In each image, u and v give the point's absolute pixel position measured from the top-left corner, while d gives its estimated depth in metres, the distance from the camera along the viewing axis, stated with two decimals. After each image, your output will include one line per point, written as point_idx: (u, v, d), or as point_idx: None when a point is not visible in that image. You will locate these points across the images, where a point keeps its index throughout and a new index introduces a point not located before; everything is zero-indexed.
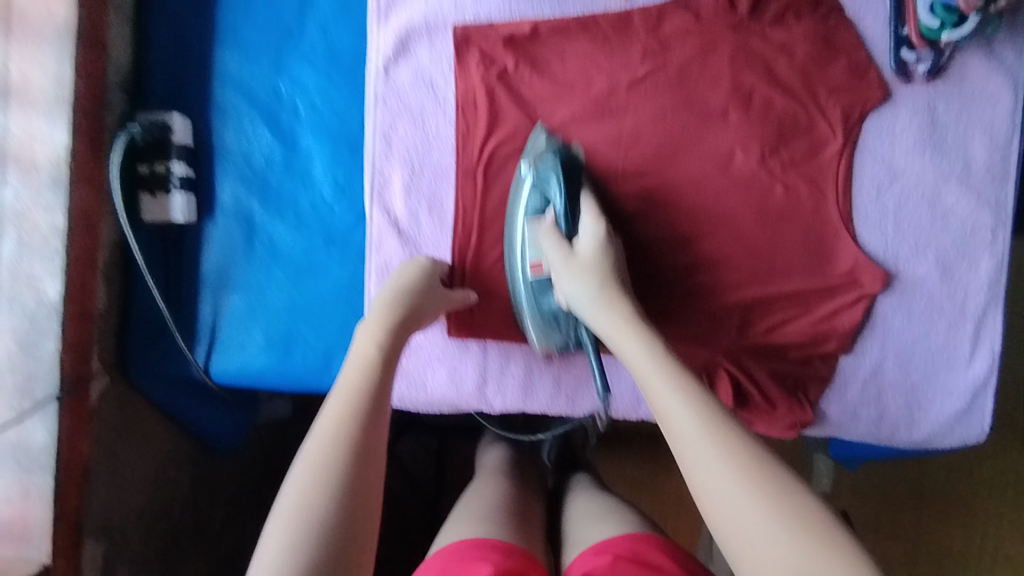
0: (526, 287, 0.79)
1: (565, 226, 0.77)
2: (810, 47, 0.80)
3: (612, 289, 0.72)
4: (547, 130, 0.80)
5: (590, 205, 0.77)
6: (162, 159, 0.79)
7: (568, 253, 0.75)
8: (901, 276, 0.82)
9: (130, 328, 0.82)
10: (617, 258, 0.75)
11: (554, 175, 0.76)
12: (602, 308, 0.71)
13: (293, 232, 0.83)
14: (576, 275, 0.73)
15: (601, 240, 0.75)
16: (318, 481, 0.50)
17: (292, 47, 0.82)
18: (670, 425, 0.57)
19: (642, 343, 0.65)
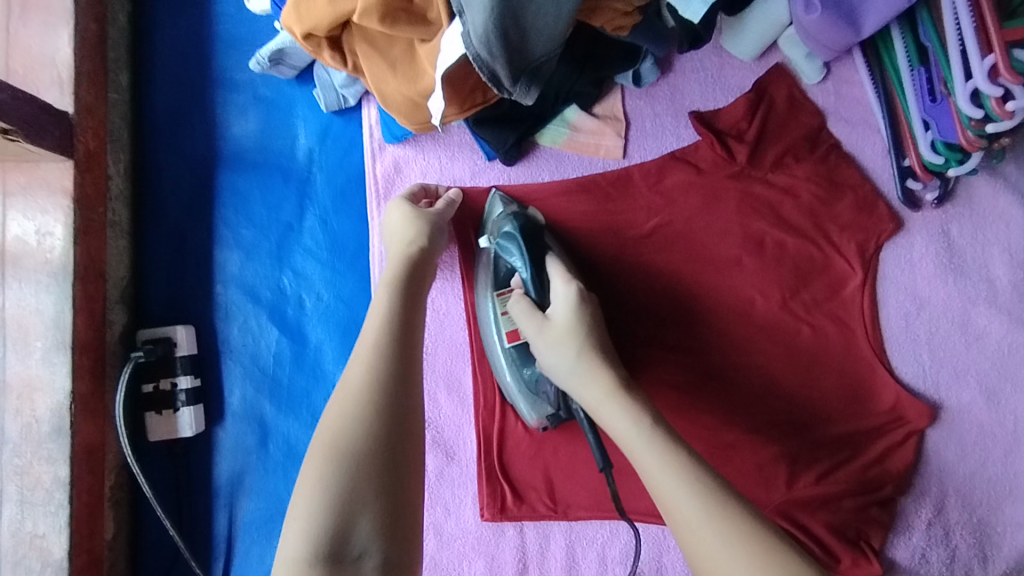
0: (504, 352, 0.75)
1: (534, 294, 0.70)
2: (815, 187, 0.79)
3: (592, 356, 0.64)
4: (504, 197, 0.78)
5: (557, 266, 0.70)
6: (168, 376, 0.76)
7: (541, 320, 0.67)
8: (946, 406, 0.79)
9: (143, 556, 0.76)
10: (597, 321, 0.67)
11: (513, 247, 0.71)
12: (581, 379, 0.64)
13: (308, 430, 0.79)
14: (551, 347, 0.66)
15: (574, 301, 0.67)
16: (309, 522, 0.52)
17: (293, 241, 0.81)
18: (665, 500, 0.56)
19: (630, 414, 0.60)
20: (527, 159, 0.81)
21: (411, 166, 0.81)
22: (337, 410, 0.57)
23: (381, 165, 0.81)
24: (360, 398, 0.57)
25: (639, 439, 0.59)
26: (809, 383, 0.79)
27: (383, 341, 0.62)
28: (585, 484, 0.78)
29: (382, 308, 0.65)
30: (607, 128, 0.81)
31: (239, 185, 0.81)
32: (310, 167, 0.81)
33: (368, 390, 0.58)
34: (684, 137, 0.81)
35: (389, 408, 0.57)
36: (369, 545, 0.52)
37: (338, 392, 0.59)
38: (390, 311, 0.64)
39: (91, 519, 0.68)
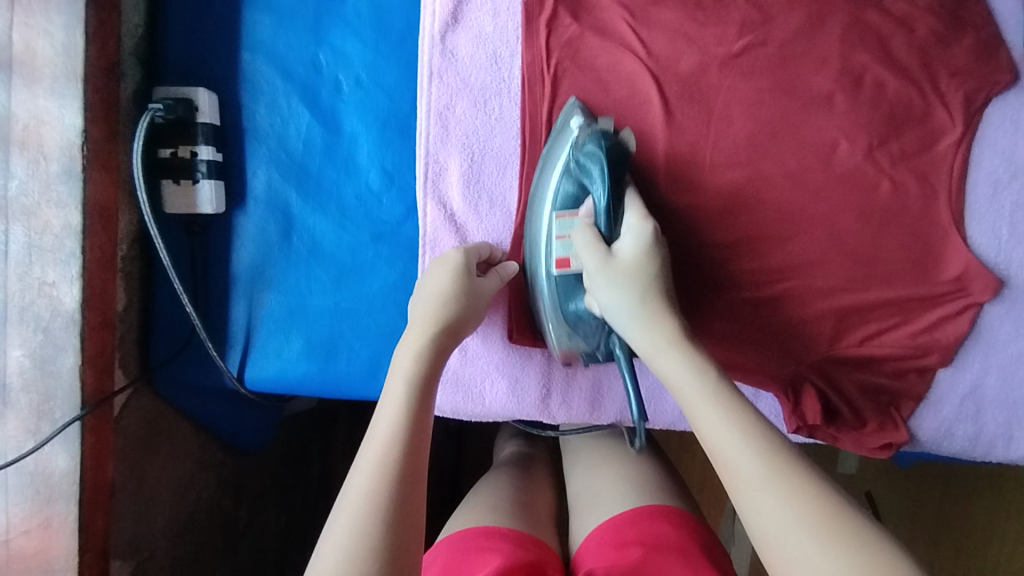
0: (548, 283, 0.67)
1: (605, 228, 0.63)
2: (934, 21, 0.70)
3: (657, 303, 0.59)
4: (582, 106, 0.68)
5: (637, 203, 0.64)
6: (187, 143, 0.68)
7: (604, 257, 0.61)
8: (1012, 283, 0.74)
9: (155, 332, 0.73)
10: (664, 266, 0.62)
11: (594, 164, 0.62)
12: (642, 325, 0.58)
13: (335, 227, 0.74)
14: (612, 286, 0.60)
15: (647, 244, 0.61)
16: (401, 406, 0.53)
17: (333, 11, 0.71)
18: (722, 463, 0.49)
19: (693, 369, 0.54)
20: None
21: None
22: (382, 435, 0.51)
23: None
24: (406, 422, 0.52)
25: (698, 389, 0.53)
26: (875, 244, 0.73)
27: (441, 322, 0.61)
28: None
29: (431, 311, 0.61)
30: None
31: None
32: None
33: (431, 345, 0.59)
34: None
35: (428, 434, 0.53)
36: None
37: (384, 409, 0.53)
38: (455, 303, 0.63)
39: (104, 278, 0.64)
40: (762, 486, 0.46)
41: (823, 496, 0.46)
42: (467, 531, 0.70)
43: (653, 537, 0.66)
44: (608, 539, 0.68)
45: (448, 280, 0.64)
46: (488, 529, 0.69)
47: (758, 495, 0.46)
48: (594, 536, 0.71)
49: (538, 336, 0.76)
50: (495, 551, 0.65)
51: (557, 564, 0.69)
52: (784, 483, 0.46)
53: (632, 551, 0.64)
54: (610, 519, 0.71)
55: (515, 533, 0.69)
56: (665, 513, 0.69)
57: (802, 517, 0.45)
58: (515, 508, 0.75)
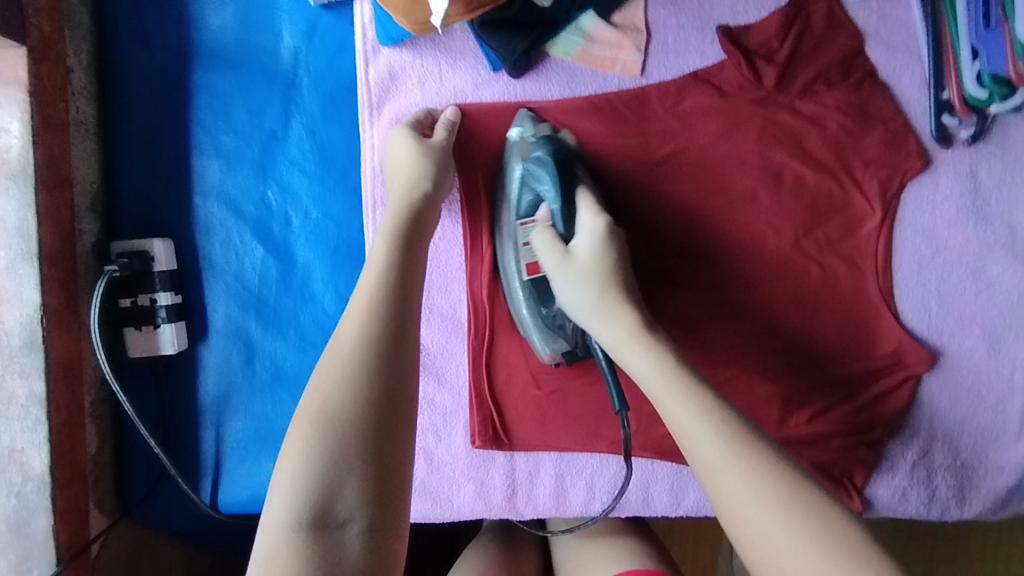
0: (521, 285, 0.72)
1: (561, 228, 0.67)
2: (843, 118, 0.74)
3: (617, 295, 0.62)
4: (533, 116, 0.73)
5: (589, 200, 0.67)
6: (146, 292, 0.72)
7: (563, 254, 0.65)
8: (946, 352, 0.78)
9: (129, 469, 0.76)
10: (621, 254, 0.65)
11: (544, 172, 0.68)
12: (605, 321, 0.61)
13: (296, 351, 0.77)
14: (571, 284, 0.63)
15: (600, 235, 0.65)
16: (366, 320, 0.53)
17: (277, 151, 0.75)
18: (689, 447, 0.53)
19: (671, 375, 0.56)
20: (535, 73, 0.74)
21: (408, 74, 0.74)
22: (344, 348, 0.52)
23: (375, 71, 0.73)
24: (366, 328, 0.52)
25: (662, 380, 0.56)
26: (812, 324, 0.77)
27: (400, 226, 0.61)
28: (574, 419, 0.78)
29: (389, 223, 0.62)
30: (626, 40, 0.73)
31: (216, 86, 0.74)
32: (296, 68, 0.74)
33: (396, 253, 0.59)
34: (709, 55, 0.74)
35: (405, 336, 0.54)
36: (356, 512, 0.45)
37: (343, 322, 0.54)
38: (415, 180, 0.65)
39: (72, 432, 0.67)
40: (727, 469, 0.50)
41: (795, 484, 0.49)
42: None
43: None
44: None
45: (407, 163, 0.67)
46: None
47: (723, 477, 0.50)
48: None
49: (500, 440, 0.78)
50: None
51: None
52: (747, 461, 0.50)
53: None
54: None
55: None
56: None
57: (770, 489, 0.48)
58: None
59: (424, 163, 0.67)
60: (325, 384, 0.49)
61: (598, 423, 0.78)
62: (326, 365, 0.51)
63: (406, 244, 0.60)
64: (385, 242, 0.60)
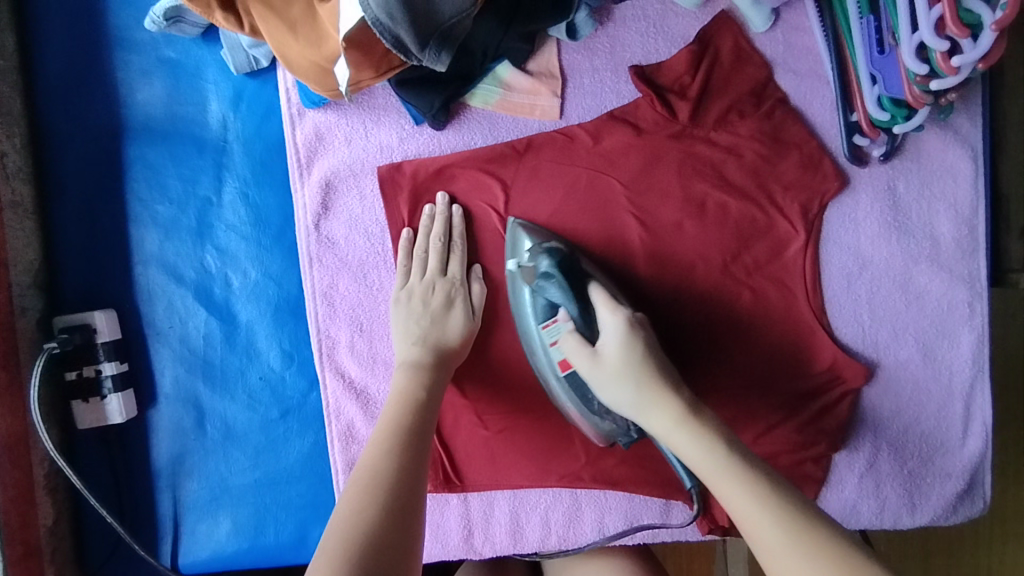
0: (558, 381, 0.72)
1: (583, 330, 0.68)
2: (758, 146, 0.76)
3: (656, 383, 0.62)
4: (523, 225, 0.75)
5: (602, 294, 0.69)
6: (90, 364, 0.73)
7: (591, 355, 0.66)
8: (883, 364, 0.79)
9: (87, 539, 0.77)
10: (648, 344, 0.65)
11: (550, 283, 0.69)
12: (647, 412, 0.62)
13: (245, 409, 0.78)
14: (608, 388, 0.64)
15: (625, 331, 0.66)
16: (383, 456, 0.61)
17: (214, 216, 0.77)
18: (705, 477, 0.57)
19: (704, 444, 0.58)
20: (457, 123, 0.77)
21: (335, 134, 0.76)
22: (361, 481, 0.58)
23: (302, 134, 0.76)
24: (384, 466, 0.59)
25: (711, 465, 0.57)
26: (748, 347, 0.78)
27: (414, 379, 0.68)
28: (524, 456, 0.79)
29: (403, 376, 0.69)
30: (542, 86, 0.76)
31: (150, 158, 0.76)
32: (226, 136, 0.77)
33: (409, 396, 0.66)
34: (624, 94, 0.77)
35: (417, 473, 0.60)
36: None
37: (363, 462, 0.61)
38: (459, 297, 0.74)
39: (21, 511, 0.69)
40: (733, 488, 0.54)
41: (770, 487, 0.53)
42: None
43: None
44: None
45: (427, 314, 0.73)
46: None
47: (729, 497, 0.54)
48: None
49: (452, 482, 0.80)
50: None
51: None
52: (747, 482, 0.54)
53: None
54: None
55: None
56: None
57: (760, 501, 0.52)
58: None
59: (454, 315, 0.73)
60: (345, 511, 0.55)
61: (546, 459, 0.79)
62: (349, 498, 0.57)
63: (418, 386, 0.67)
64: (403, 379, 0.68)
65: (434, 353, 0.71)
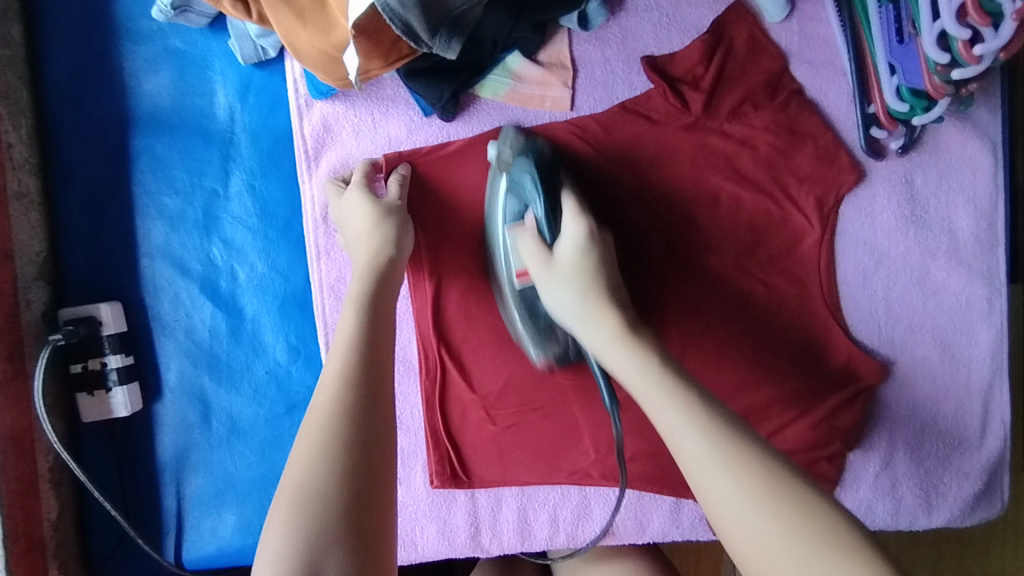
0: (511, 293, 0.72)
1: (548, 237, 0.66)
2: (773, 138, 0.75)
3: (600, 297, 0.62)
4: (517, 128, 0.74)
5: (572, 205, 0.66)
6: (95, 356, 0.73)
7: (545, 259, 0.65)
8: (899, 361, 0.77)
9: (91, 533, 0.76)
10: (602, 260, 0.64)
11: (527, 177, 0.68)
12: (589, 326, 0.61)
13: (251, 403, 0.77)
14: (557, 288, 0.63)
15: (582, 243, 0.64)
16: (338, 384, 0.57)
17: (221, 208, 0.76)
18: (707, 496, 0.49)
19: (635, 355, 0.57)
20: (466, 115, 0.76)
21: (342, 124, 0.75)
22: (318, 417, 0.55)
23: (309, 125, 0.75)
24: (342, 396, 0.56)
25: (710, 455, 0.49)
26: (762, 343, 0.76)
27: (366, 302, 0.63)
28: (533, 452, 0.78)
29: (356, 289, 0.64)
30: (553, 78, 0.75)
31: (156, 149, 0.76)
32: (233, 127, 0.76)
33: (364, 315, 0.62)
34: (636, 85, 0.76)
35: (381, 400, 0.57)
36: None
37: (316, 396, 0.57)
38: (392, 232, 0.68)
39: (25, 504, 0.68)
40: (746, 506, 0.47)
41: (778, 478, 0.48)
42: None
43: None
44: None
45: (367, 219, 0.68)
46: None
47: (741, 522, 0.47)
48: None
49: (459, 478, 0.78)
50: None
51: None
52: (773, 499, 0.47)
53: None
54: None
55: None
56: None
57: (778, 528, 0.46)
58: None
59: (392, 223, 0.68)
60: (301, 454, 0.53)
61: (556, 455, 0.78)
62: (304, 439, 0.54)
63: (374, 304, 0.63)
64: (358, 295, 0.63)
65: (389, 272, 0.66)
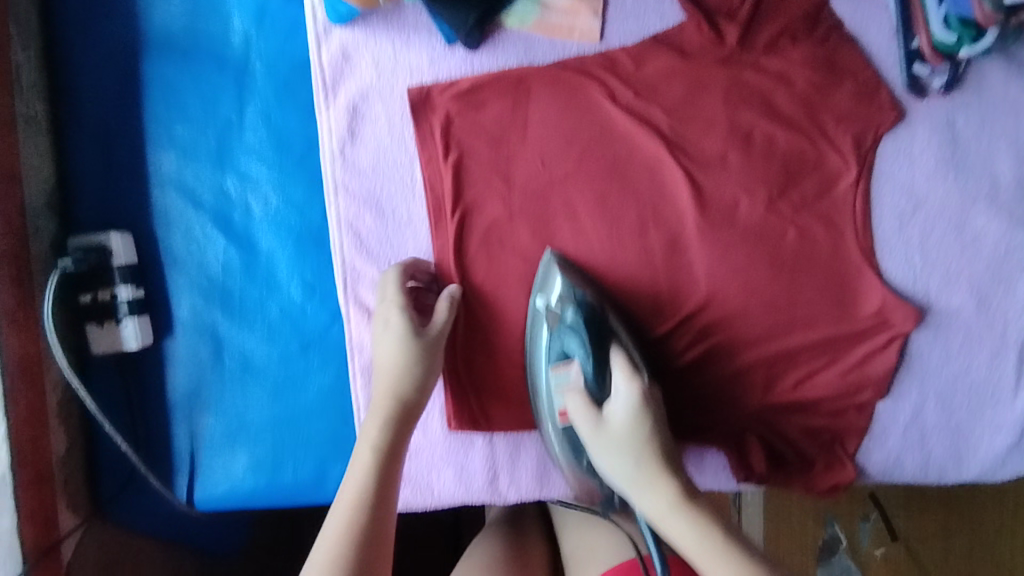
0: (554, 431, 0.70)
1: (593, 388, 0.65)
2: (811, 73, 0.72)
3: (653, 464, 0.58)
4: (559, 259, 0.72)
5: (621, 361, 0.63)
6: (106, 287, 0.71)
7: (596, 421, 0.61)
8: (933, 310, 0.75)
9: (100, 469, 0.75)
10: (657, 420, 0.61)
11: (576, 336, 0.66)
12: (640, 493, 0.57)
13: (265, 342, 0.75)
14: (608, 455, 0.59)
15: (635, 404, 0.61)
16: (353, 515, 0.56)
17: (235, 139, 0.74)
18: (694, 559, 0.54)
19: (699, 530, 0.54)
20: (491, 44, 0.73)
21: (362, 54, 0.73)
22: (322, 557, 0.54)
23: (328, 53, 0.72)
24: (355, 526, 0.56)
25: (705, 548, 0.53)
26: (794, 290, 0.74)
27: (390, 419, 0.63)
28: None
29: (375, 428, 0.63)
30: (582, 7, 0.73)
31: (169, 75, 0.73)
32: (249, 53, 0.73)
33: (377, 465, 0.60)
34: (669, 16, 0.73)
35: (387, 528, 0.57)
36: None
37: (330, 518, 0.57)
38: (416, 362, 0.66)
39: (34, 434, 0.66)
40: None
41: None
42: None
43: None
44: None
45: (397, 359, 0.66)
46: None
47: None
48: None
49: (477, 422, 0.76)
50: None
51: None
52: None
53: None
54: None
55: None
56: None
57: None
58: None
59: (420, 365, 0.66)
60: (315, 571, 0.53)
61: None
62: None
63: (388, 453, 0.61)
64: (375, 433, 0.62)
65: (409, 403, 0.65)
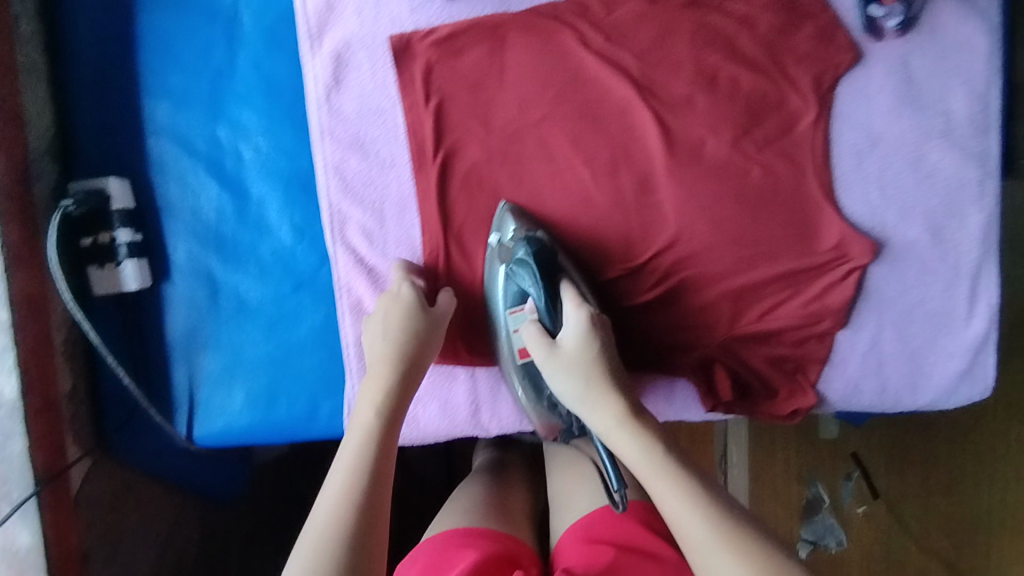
0: (513, 368, 0.76)
1: (548, 322, 0.71)
2: (773, 16, 0.75)
3: (602, 384, 0.67)
4: (514, 209, 0.76)
5: (570, 292, 0.71)
6: (105, 230, 0.74)
7: (548, 348, 0.69)
8: (889, 243, 0.79)
9: (104, 406, 0.79)
10: (605, 351, 0.69)
11: (524, 269, 0.72)
12: (592, 409, 0.66)
13: (258, 282, 0.79)
14: (561, 377, 0.68)
15: (585, 330, 0.69)
16: (348, 483, 0.57)
17: (226, 88, 0.77)
18: (673, 522, 0.57)
19: (675, 480, 0.58)
20: None
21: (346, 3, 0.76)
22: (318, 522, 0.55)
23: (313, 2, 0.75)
24: (354, 493, 0.57)
25: (686, 513, 0.56)
26: (758, 225, 0.78)
27: (389, 396, 0.66)
28: None
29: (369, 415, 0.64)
30: None
31: (161, 26, 0.76)
32: (237, 4, 0.76)
33: (371, 442, 0.62)
34: None
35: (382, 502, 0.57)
36: None
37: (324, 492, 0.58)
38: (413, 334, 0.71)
39: (42, 366, 0.70)
40: (711, 550, 0.54)
41: (739, 531, 0.54)
42: (444, 532, 0.68)
43: (626, 541, 0.65)
44: (578, 536, 0.67)
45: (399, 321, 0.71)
46: (467, 529, 0.68)
47: (716, 566, 0.53)
48: (566, 535, 0.69)
49: (460, 356, 0.80)
50: (473, 549, 0.64)
51: (532, 557, 0.69)
52: (735, 546, 0.53)
53: (603, 549, 0.63)
54: (581, 519, 0.69)
55: (497, 531, 0.69)
56: (632, 513, 0.68)
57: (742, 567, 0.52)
58: (491, 509, 0.74)
59: (422, 332, 0.71)
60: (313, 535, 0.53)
61: None
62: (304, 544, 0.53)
63: (385, 428, 0.63)
64: (370, 413, 0.65)
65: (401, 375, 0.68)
